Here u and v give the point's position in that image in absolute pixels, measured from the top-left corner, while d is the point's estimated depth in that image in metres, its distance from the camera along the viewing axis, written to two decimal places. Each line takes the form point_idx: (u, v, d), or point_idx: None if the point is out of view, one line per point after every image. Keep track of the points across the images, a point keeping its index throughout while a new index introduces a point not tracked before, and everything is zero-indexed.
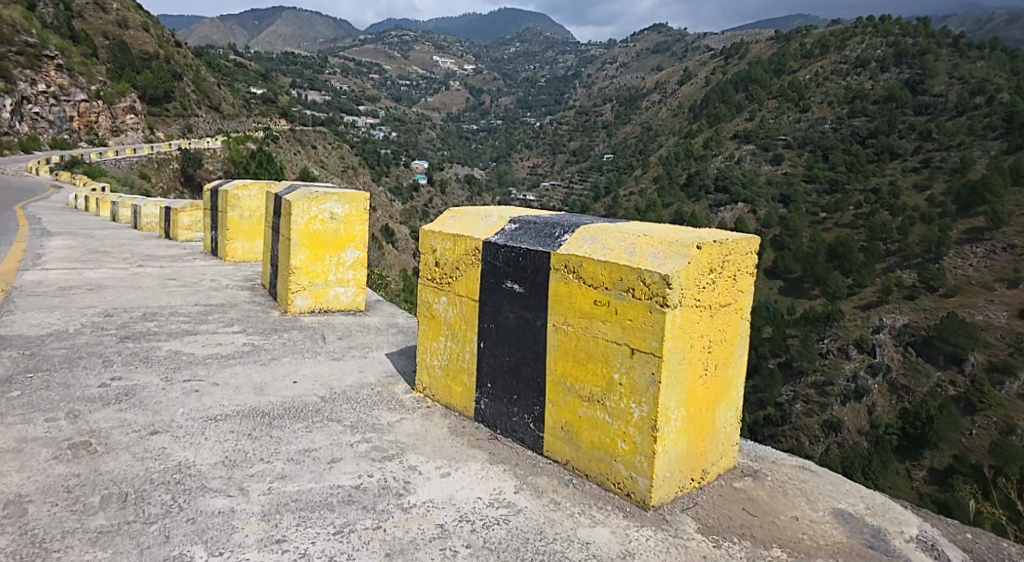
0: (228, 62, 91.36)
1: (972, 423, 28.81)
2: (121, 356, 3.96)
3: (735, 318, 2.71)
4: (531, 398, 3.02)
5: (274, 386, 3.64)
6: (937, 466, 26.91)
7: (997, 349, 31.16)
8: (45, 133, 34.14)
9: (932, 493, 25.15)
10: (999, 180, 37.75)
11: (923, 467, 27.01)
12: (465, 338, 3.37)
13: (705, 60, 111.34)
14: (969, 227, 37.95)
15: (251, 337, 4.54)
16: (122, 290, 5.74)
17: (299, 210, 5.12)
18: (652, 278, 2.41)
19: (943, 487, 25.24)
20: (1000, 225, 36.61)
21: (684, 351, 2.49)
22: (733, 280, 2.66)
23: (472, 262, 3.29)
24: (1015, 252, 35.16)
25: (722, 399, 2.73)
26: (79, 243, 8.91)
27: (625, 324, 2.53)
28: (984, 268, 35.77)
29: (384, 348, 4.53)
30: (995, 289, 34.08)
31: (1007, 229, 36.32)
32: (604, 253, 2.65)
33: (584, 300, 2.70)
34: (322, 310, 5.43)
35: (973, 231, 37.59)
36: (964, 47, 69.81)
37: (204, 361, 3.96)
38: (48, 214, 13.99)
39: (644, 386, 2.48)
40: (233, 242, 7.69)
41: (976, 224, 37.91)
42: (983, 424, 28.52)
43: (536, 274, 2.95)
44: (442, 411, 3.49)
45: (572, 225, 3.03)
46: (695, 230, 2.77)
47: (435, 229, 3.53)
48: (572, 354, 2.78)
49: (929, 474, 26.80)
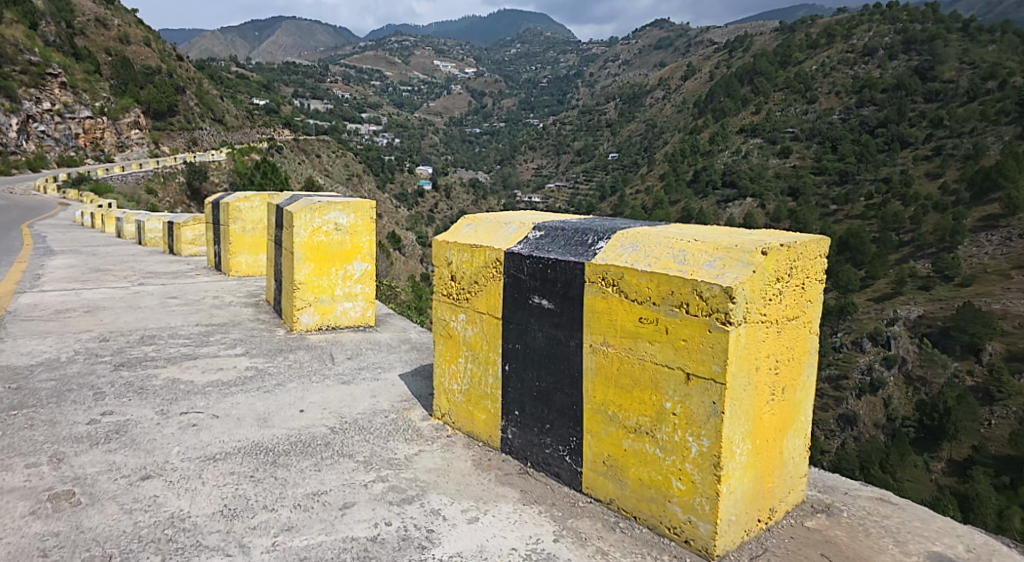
0: (231, 74, 91.43)
1: (991, 413, 28.44)
2: (114, 387, 3.54)
3: (803, 332, 2.50)
4: (566, 427, 2.73)
5: (279, 417, 3.28)
6: (955, 458, 26.60)
7: (1016, 337, 30.62)
8: (52, 151, 34.31)
9: (952, 485, 24.87)
10: (1014, 166, 37.19)
11: (941, 459, 26.68)
12: (487, 360, 3.04)
13: (710, 53, 110.14)
14: (986, 214, 38.02)
15: (255, 359, 4.22)
16: (119, 311, 5.42)
17: (301, 221, 4.82)
18: (709, 294, 2.18)
19: (963, 479, 24.93)
20: (1015, 211, 36.10)
21: (748, 374, 2.27)
22: (801, 289, 2.44)
23: (492, 275, 2.96)
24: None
25: (788, 426, 2.54)
26: (80, 262, 8.62)
27: (678, 344, 2.29)
28: (1001, 256, 35.47)
29: (398, 368, 4.19)
30: (1012, 277, 33.56)
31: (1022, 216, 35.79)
32: (649, 261, 2.39)
33: (627, 319, 2.43)
34: (330, 327, 5.11)
35: (988, 219, 37.52)
36: (973, 31, 68.93)
37: (204, 391, 3.56)
38: (54, 232, 13.82)
39: (702, 416, 2.25)
40: (236, 255, 7.40)
41: (991, 211, 38.05)
42: (1003, 413, 28.11)
43: (567, 288, 2.64)
44: (463, 440, 3.16)
45: (607, 229, 2.72)
46: (752, 234, 2.51)
47: (448, 240, 3.19)
48: (613, 379, 2.51)
49: (947, 466, 26.45)
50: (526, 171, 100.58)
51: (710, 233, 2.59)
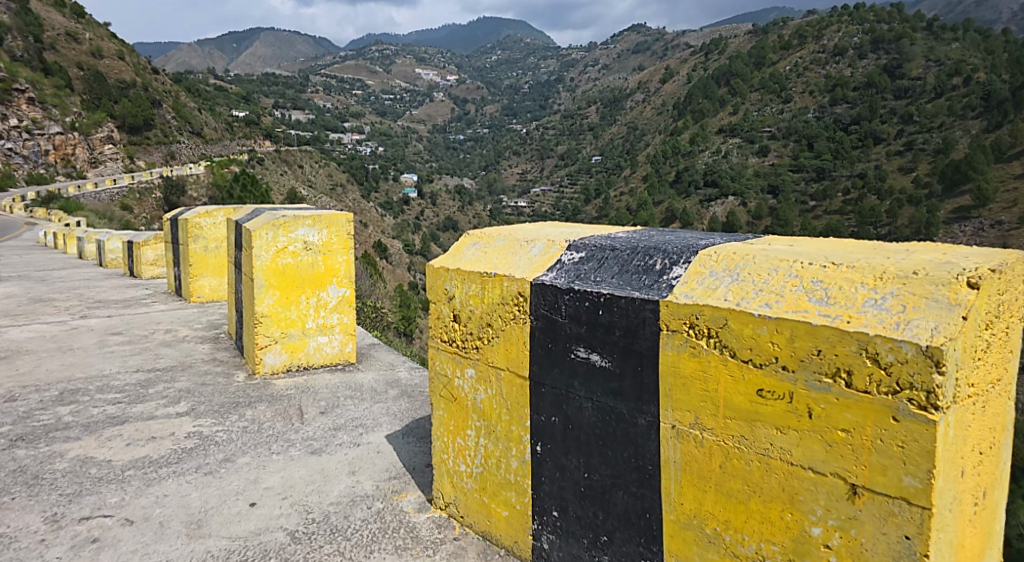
0: (209, 85, 89.98)
1: None
2: (6, 477, 2.80)
3: (1008, 404, 1.55)
4: (635, 542, 1.82)
5: (219, 520, 2.48)
6: None
7: None
8: (21, 168, 33.49)
9: None
10: (982, 158, 35.85)
11: None
12: (509, 437, 2.17)
13: (686, 56, 109.18)
14: (958, 207, 36.07)
15: (201, 421, 3.42)
16: (43, 356, 4.63)
17: (262, 240, 3.92)
18: (889, 356, 1.30)
19: None
20: (985, 202, 34.49)
21: (957, 486, 1.36)
22: (1005, 338, 1.52)
23: (514, 318, 2.07)
24: (1002, 228, 32.11)
25: (984, 543, 1.57)
26: (22, 290, 7.68)
27: (836, 440, 1.39)
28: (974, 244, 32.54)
29: (383, 428, 3.30)
30: None
31: (993, 207, 34.33)
32: (765, 299, 1.52)
33: (725, 386, 1.57)
34: (301, 368, 4.22)
35: (960, 210, 35.48)
36: (938, 28, 67.69)
37: (121, 477, 2.83)
38: (10, 255, 12.78)
39: (883, 558, 1.35)
40: (198, 279, 6.51)
41: (963, 203, 36.17)
42: None
43: (631, 338, 1.75)
44: (476, 545, 2.27)
45: (683, 248, 1.83)
46: (900, 248, 1.67)
47: (449, 267, 2.31)
48: (708, 482, 1.62)
49: None
50: (509, 175, 98.81)
51: (845, 247, 1.70)
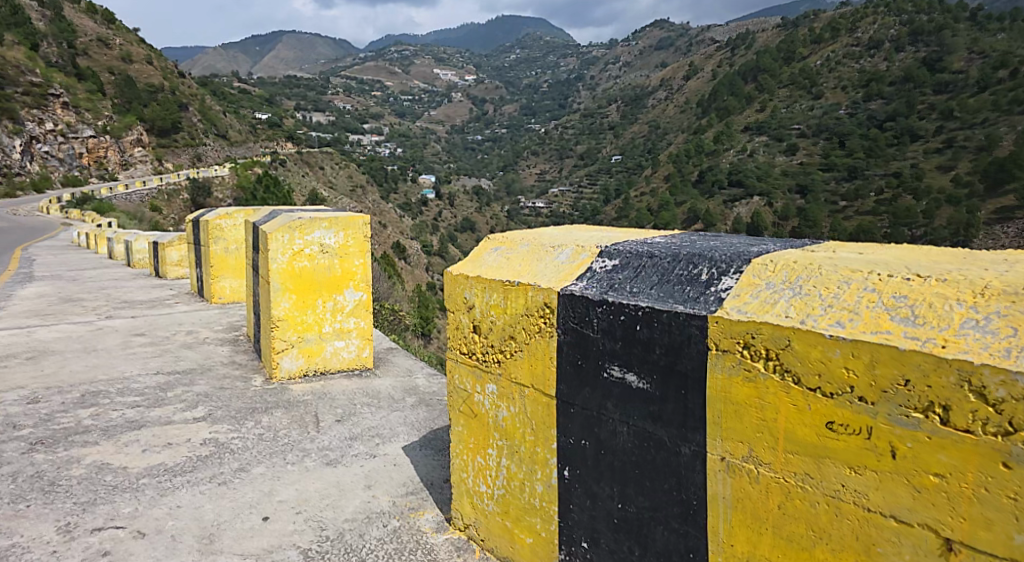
0: (234, 88, 91.13)
1: None
2: (19, 486, 2.67)
3: None
4: None
5: (231, 537, 2.31)
6: None
7: None
8: (57, 171, 34.03)
9: None
10: None
11: None
12: (534, 457, 1.97)
13: (712, 51, 107.04)
14: (1000, 207, 34.43)
15: (217, 428, 3.28)
16: (67, 356, 4.56)
17: (279, 243, 3.79)
18: (998, 392, 1.09)
19: None
20: None
21: None
22: None
23: (542, 328, 1.88)
24: None
25: None
26: (52, 290, 7.68)
27: (928, 485, 1.18)
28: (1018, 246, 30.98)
29: (402, 439, 3.13)
30: None
31: None
32: (835, 317, 1.30)
33: (785, 416, 1.35)
34: (317, 374, 4.06)
35: (1003, 210, 33.84)
36: (983, 19, 64.99)
37: (137, 485, 2.69)
38: (44, 255, 12.92)
39: None
40: (219, 280, 6.41)
41: (1005, 203, 34.61)
42: None
43: (674, 356, 1.54)
44: None
45: (733, 253, 1.62)
46: (997, 258, 1.43)
47: (470, 273, 2.12)
48: (772, 519, 1.40)
49: None
50: (530, 175, 98.27)
51: (924, 256, 1.48)
